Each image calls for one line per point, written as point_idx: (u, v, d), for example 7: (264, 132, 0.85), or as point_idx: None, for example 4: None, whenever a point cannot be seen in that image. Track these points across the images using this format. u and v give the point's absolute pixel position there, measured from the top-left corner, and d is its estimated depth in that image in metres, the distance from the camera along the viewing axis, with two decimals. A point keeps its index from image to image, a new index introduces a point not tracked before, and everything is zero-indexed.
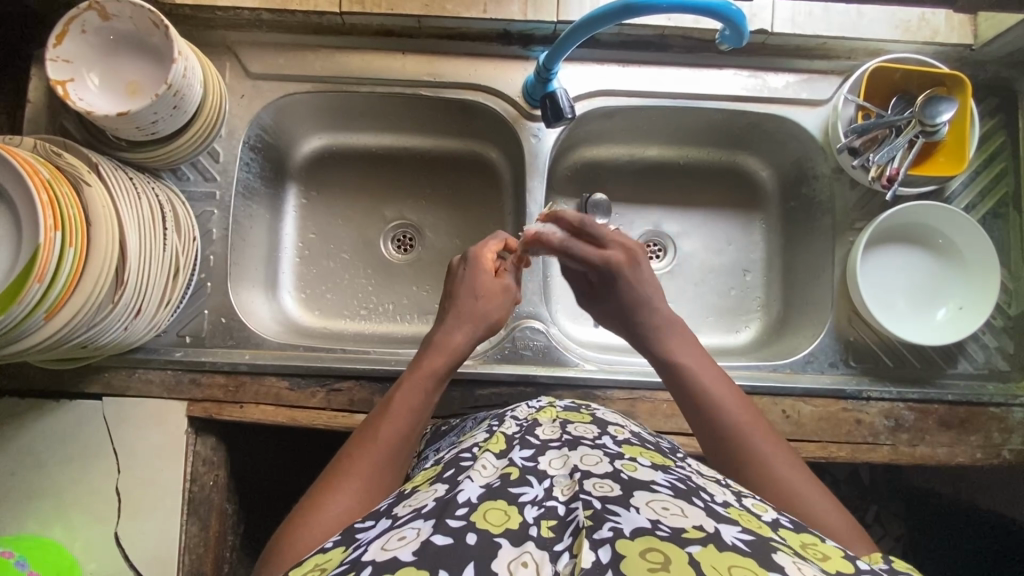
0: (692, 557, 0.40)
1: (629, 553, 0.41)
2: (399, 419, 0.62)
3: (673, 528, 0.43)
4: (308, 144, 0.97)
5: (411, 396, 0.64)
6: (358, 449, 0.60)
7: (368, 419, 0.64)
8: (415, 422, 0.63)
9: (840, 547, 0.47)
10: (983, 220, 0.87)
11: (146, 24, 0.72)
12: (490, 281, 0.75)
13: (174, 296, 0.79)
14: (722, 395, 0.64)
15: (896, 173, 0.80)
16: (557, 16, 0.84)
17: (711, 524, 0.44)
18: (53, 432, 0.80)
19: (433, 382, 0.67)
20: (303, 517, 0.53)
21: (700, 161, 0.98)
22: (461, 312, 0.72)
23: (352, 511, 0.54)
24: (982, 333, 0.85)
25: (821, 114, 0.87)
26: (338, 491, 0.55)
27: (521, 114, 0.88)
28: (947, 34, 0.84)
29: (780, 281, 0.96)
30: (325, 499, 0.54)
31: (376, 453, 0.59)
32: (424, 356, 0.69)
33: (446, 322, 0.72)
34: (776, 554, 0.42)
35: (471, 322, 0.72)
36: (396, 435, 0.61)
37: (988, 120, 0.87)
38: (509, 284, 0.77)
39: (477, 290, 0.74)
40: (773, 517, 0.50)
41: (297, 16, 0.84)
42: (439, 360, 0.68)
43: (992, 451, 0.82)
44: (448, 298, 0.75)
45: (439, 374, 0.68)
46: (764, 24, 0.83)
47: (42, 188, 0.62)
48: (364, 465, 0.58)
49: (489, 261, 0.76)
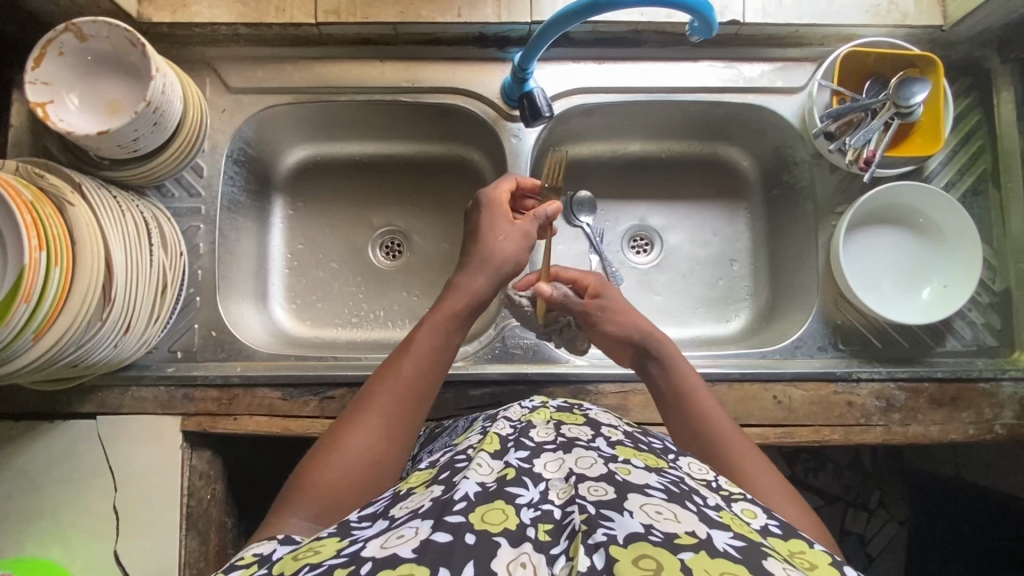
0: (685, 564, 0.40)
1: (623, 558, 0.41)
2: (417, 361, 0.64)
3: (666, 534, 0.43)
4: (293, 156, 0.98)
5: (430, 342, 0.65)
6: (382, 385, 0.62)
7: (393, 353, 0.66)
8: (431, 377, 0.64)
9: (827, 551, 0.47)
10: (964, 198, 0.87)
11: (123, 44, 0.73)
12: (508, 225, 0.71)
13: (163, 311, 0.80)
14: (711, 411, 0.68)
15: (872, 155, 0.81)
16: (530, 17, 0.85)
17: (703, 530, 0.44)
18: (46, 453, 0.80)
19: (454, 323, 0.67)
20: (329, 445, 0.58)
21: (681, 154, 0.99)
22: (483, 253, 0.69)
23: (372, 452, 0.58)
24: (968, 311, 0.85)
25: (797, 101, 0.87)
26: (360, 430, 0.59)
27: (501, 115, 0.89)
28: (916, 16, 0.85)
29: (766, 268, 0.96)
30: (346, 438, 0.58)
31: (400, 395, 0.62)
32: (443, 297, 0.68)
33: (465, 264, 0.70)
34: (766, 561, 0.42)
35: (491, 266, 0.69)
36: (417, 381, 0.63)
37: (963, 100, 0.88)
38: (530, 229, 0.71)
39: (488, 229, 0.70)
40: (761, 524, 0.50)
41: (273, 29, 0.85)
42: (459, 302, 0.67)
43: (985, 427, 0.82)
44: (467, 239, 0.72)
45: (457, 316, 0.67)
46: (735, 15, 0.83)
47: (25, 210, 0.62)
48: (378, 414, 0.60)
49: (503, 202, 0.72)
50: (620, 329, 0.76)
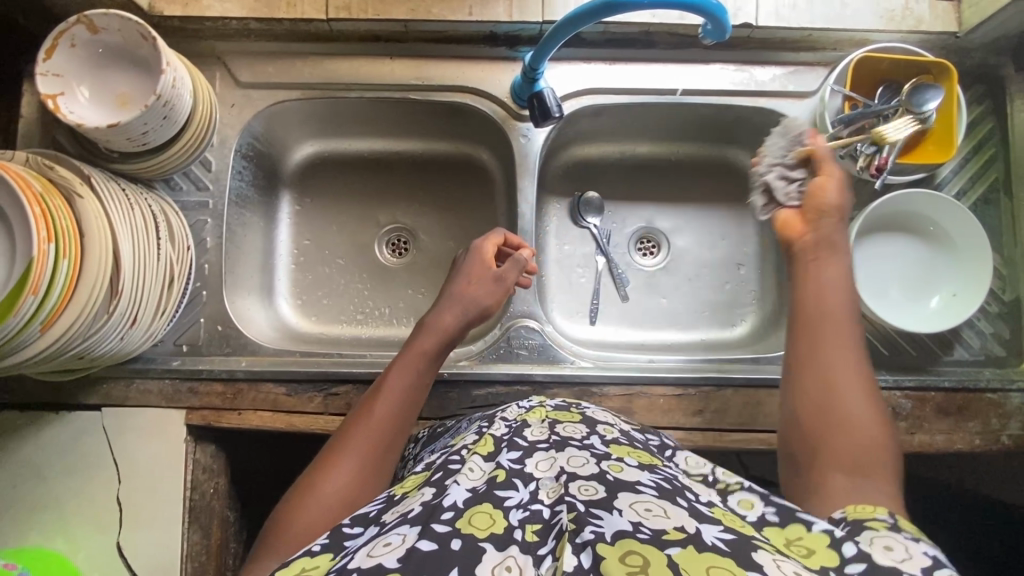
0: (673, 560, 0.40)
1: (610, 556, 0.41)
2: (389, 400, 0.64)
3: (654, 530, 0.43)
4: (301, 152, 0.98)
5: (401, 381, 0.66)
6: (353, 428, 0.62)
7: (363, 399, 0.66)
8: (405, 414, 0.64)
9: (827, 530, 0.48)
10: (975, 206, 0.87)
11: (134, 37, 0.73)
12: (484, 271, 0.76)
13: (169, 305, 0.80)
14: (835, 327, 0.61)
15: (885, 162, 0.79)
16: (541, 17, 0.84)
17: (692, 526, 0.44)
18: (51, 444, 0.80)
19: (426, 362, 0.69)
20: (302, 491, 0.56)
21: (691, 156, 0.99)
22: (455, 294, 0.74)
23: (348, 494, 0.56)
24: (977, 320, 0.85)
25: (808, 106, 0.87)
26: (333, 473, 0.57)
27: (510, 115, 0.88)
28: (931, 22, 0.84)
29: (774, 273, 0.96)
30: (320, 482, 0.56)
31: (373, 436, 0.61)
32: (415, 338, 0.70)
33: (437, 305, 0.74)
34: (756, 553, 0.42)
35: (463, 306, 0.73)
36: (389, 419, 0.62)
37: (975, 107, 0.88)
38: (506, 272, 0.76)
39: (466, 276, 0.76)
40: (760, 514, 0.50)
41: (284, 24, 0.85)
42: (432, 341, 0.70)
43: (990, 438, 0.82)
44: (443, 285, 0.77)
45: (429, 355, 0.69)
46: (748, 18, 0.83)
47: (34, 201, 0.62)
48: (352, 456, 0.59)
49: (487, 252, 0.77)
50: (836, 183, 0.68)
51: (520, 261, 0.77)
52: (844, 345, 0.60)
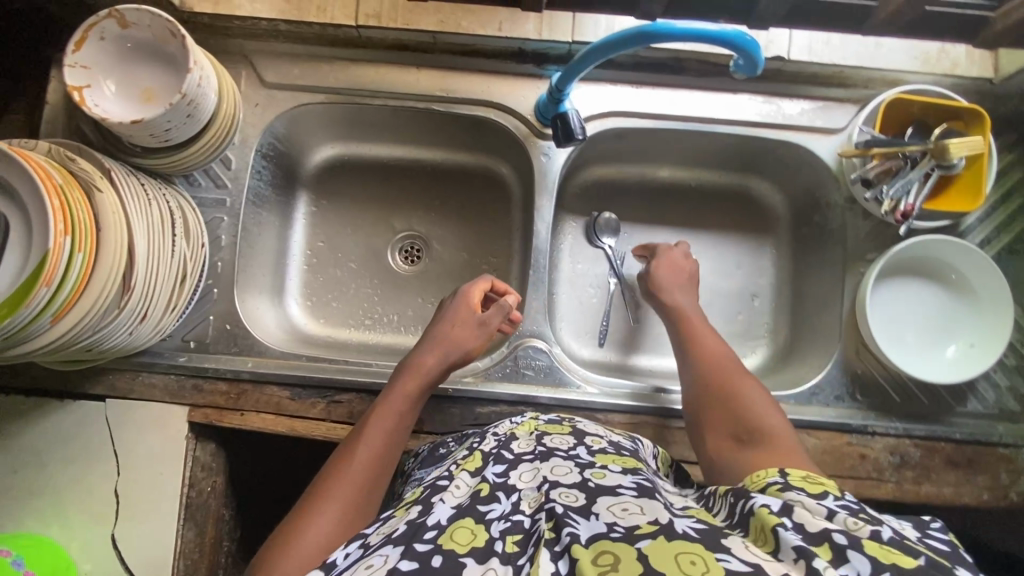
0: (641, 552, 0.40)
1: (583, 557, 0.40)
2: (372, 441, 0.63)
3: (628, 527, 0.43)
4: (320, 154, 0.97)
5: (386, 424, 0.66)
6: (338, 469, 0.60)
7: (345, 440, 0.65)
8: (387, 455, 0.63)
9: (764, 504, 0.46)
10: (999, 256, 0.85)
11: (164, 34, 0.73)
12: (467, 315, 0.78)
13: (180, 301, 0.80)
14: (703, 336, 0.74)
15: (910, 209, 0.78)
16: (571, 37, 0.84)
17: (665, 517, 0.44)
18: (54, 432, 0.81)
19: (409, 402, 0.69)
20: (286, 536, 0.53)
21: (712, 184, 0.98)
22: (439, 337, 0.75)
23: (332, 537, 0.54)
24: (993, 372, 0.83)
25: (835, 142, 0.86)
26: (317, 515, 0.55)
27: (533, 132, 0.88)
28: (967, 67, 0.83)
29: (789, 307, 0.95)
30: (303, 526, 0.54)
31: (356, 477, 0.59)
32: (398, 379, 0.71)
33: (421, 346, 0.75)
34: (725, 538, 0.43)
35: (445, 346, 0.74)
36: (372, 460, 0.61)
37: (1006, 155, 0.86)
38: (489, 318, 0.78)
39: (450, 318, 0.77)
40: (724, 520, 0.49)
41: (313, 28, 0.85)
42: (414, 382, 0.71)
43: (999, 494, 0.80)
44: (427, 326, 0.78)
45: (412, 397, 0.69)
46: (780, 50, 0.82)
47: (53, 193, 0.62)
48: (337, 497, 0.57)
49: (473, 297, 0.79)
50: (667, 264, 0.84)
51: (504, 308, 0.78)
52: (717, 350, 0.72)
